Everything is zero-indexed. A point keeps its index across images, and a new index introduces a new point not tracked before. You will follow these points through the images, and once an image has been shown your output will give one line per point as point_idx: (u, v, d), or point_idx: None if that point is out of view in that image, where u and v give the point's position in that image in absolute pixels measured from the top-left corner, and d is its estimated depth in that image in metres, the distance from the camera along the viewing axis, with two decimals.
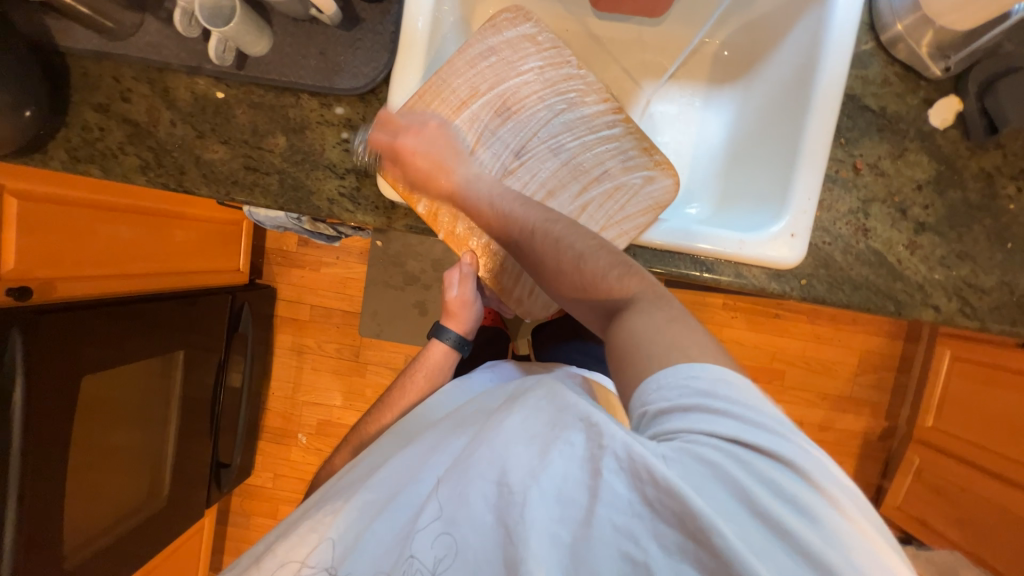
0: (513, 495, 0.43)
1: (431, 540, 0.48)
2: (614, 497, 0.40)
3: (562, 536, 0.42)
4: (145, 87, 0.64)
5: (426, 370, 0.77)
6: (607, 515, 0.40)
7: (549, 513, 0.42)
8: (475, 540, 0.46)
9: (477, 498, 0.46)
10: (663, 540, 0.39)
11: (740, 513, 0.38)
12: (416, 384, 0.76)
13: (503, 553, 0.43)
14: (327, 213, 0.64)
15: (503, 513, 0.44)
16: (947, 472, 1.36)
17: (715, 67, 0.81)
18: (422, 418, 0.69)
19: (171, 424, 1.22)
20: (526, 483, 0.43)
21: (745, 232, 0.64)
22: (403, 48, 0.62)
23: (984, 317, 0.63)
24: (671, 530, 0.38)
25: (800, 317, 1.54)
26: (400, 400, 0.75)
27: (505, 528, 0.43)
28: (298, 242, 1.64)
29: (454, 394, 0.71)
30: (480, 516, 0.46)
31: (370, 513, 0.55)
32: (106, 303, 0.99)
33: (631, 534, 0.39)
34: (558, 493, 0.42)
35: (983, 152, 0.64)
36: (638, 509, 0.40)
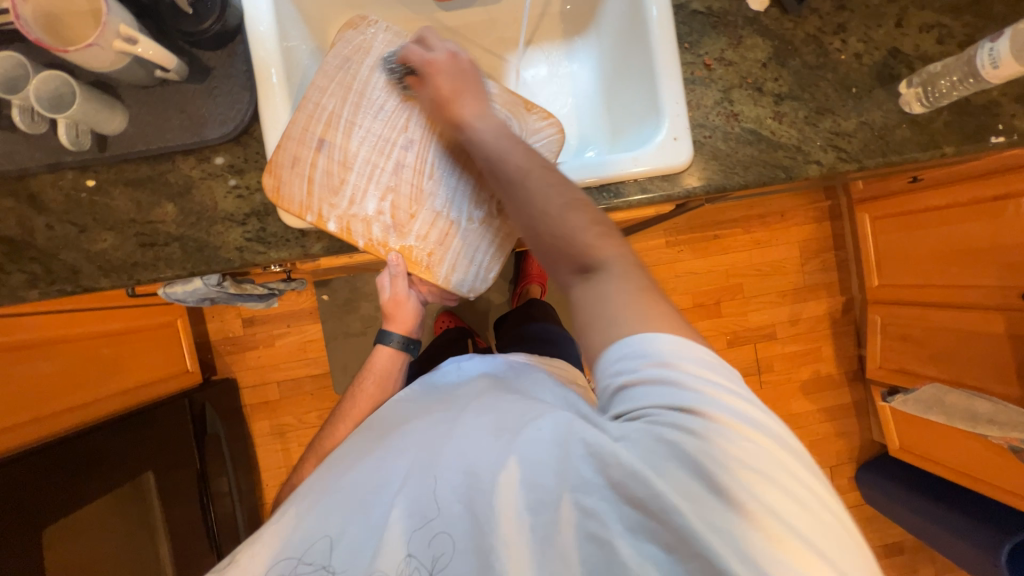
0: (488, 483, 0.45)
1: (418, 539, 0.46)
2: (581, 482, 0.42)
3: (529, 521, 0.43)
4: (8, 200, 0.61)
5: (374, 376, 0.75)
6: (572, 497, 0.42)
7: (523, 502, 0.44)
8: (453, 532, 0.46)
9: (452, 491, 0.47)
10: (626, 522, 0.40)
11: (700, 488, 0.38)
12: (368, 392, 0.74)
13: (477, 542, 0.44)
14: (240, 263, 0.63)
15: (480, 504, 0.45)
16: (905, 319, 1.46)
17: (565, 22, 0.87)
18: (387, 416, 0.63)
19: (167, 558, 1.13)
20: (502, 471, 0.45)
21: (636, 151, 0.68)
22: (261, 82, 0.63)
23: (859, 157, 0.70)
24: (633, 512, 0.40)
25: (737, 230, 1.64)
26: (353, 408, 0.72)
27: (479, 519, 0.45)
28: (244, 324, 1.58)
29: (422, 393, 0.66)
30: (455, 508, 0.47)
31: (350, 507, 0.50)
32: (52, 443, 0.93)
33: (597, 517, 0.41)
34: (529, 481, 0.44)
35: (803, 20, 0.71)
36: (604, 494, 0.41)
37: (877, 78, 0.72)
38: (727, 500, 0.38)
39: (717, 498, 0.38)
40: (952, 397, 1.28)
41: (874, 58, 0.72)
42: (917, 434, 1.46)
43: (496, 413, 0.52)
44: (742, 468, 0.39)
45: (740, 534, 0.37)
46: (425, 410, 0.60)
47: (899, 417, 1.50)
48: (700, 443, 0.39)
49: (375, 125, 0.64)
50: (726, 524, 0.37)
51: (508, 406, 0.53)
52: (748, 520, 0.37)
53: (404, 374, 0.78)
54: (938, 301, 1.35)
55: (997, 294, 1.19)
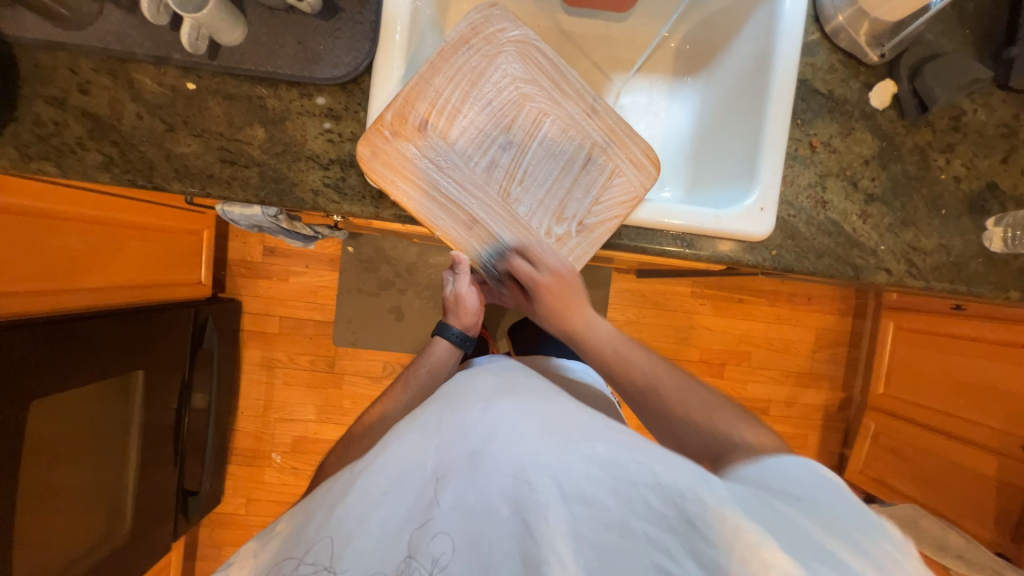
0: (538, 495, 0.45)
1: (440, 536, 0.46)
2: (647, 509, 0.43)
3: (588, 539, 0.43)
4: (106, 79, 0.60)
5: (426, 366, 0.75)
6: (641, 525, 0.43)
7: (576, 517, 0.44)
8: (496, 534, 0.45)
9: (501, 491, 0.46)
10: (699, 557, 0.41)
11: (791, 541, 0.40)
12: (417, 378, 0.74)
13: (527, 550, 0.43)
14: (311, 205, 0.63)
15: (527, 514, 0.44)
16: (899, 434, 1.48)
17: (678, 60, 0.86)
18: (449, 395, 0.60)
19: (131, 454, 1.13)
20: (552, 484, 0.45)
21: (720, 208, 0.68)
22: (383, 41, 0.62)
23: (928, 277, 0.71)
24: (710, 548, 0.40)
25: (762, 300, 1.64)
26: (403, 394, 0.72)
27: (530, 525, 0.44)
28: (263, 252, 1.57)
29: (467, 379, 0.64)
30: (503, 510, 0.46)
31: (380, 494, 0.48)
32: (55, 319, 0.92)
33: (664, 548, 0.42)
34: (584, 497, 0.44)
35: (916, 130, 0.71)
36: (673, 525, 0.42)
37: (968, 206, 0.72)
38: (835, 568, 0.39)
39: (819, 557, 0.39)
40: (927, 522, 1.30)
41: (972, 186, 0.72)
42: None
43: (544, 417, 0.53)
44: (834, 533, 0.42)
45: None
46: (469, 400, 0.57)
47: None
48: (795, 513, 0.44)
49: (478, 116, 0.64)
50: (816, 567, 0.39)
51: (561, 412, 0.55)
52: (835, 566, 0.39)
53: (455, 369, 0.77)
54: (938, 426, 1.36)
55: (999, 438, 1.20)
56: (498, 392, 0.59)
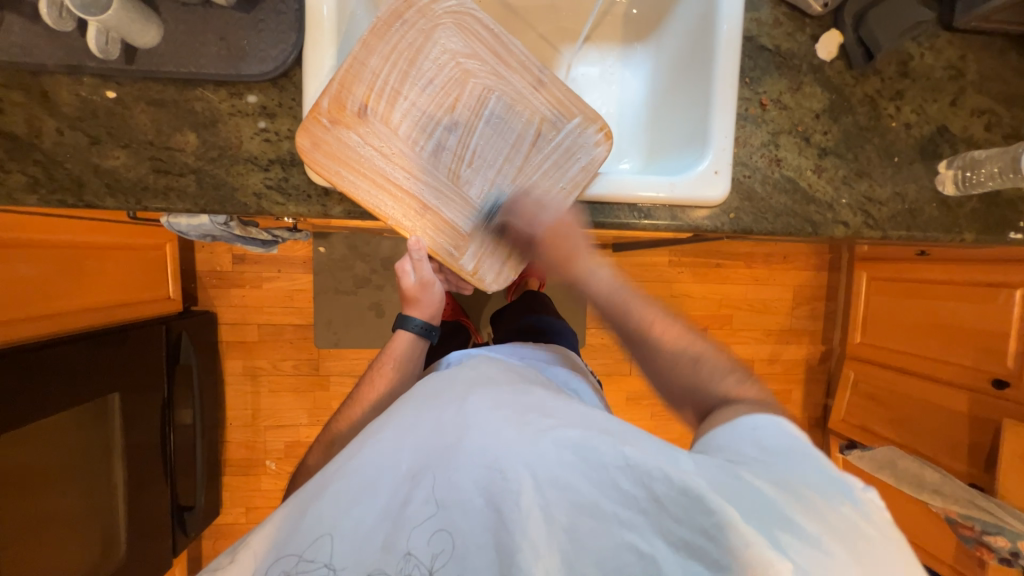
0: (511, 483, 0.46)
1: (428, 534, 0.46)
2: (619, 491, 0.44)
3: (562, 522, 0.44)
4: (18, 94, 0.57)
5: (393, 362, 0.75)
6: (613, 506, 0.44)
7: (548, 501, 0.45)
8: (469, 526, 0.46)
9: (474, 483, 0.47)
10: (670, 536, 0.42)
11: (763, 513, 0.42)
12: (385, 376, 0.73)
13: (501, 540, 0.44)
14: (256, 209, 0.61)
15: (500, 502, 0.45)
16: (877, 381, 1.52)
17: (627, 26, 0.84)
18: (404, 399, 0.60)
19: (118, 477, 1.11)
20: (525, 470, 0.46)
21: (675, 176, 0.68)
22: (310, 30, 0.60)
23: (885, 226, 0.71)
24: (680, 527, 0.42)
25: (739, 263, 1.66)
26: (370, 391, 0.72)
27: (503, 514, 0.45)
28: (232, 260, 1.54)
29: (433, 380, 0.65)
30: (477, 502, 0.46)
31: (355, 495, 0.48)
32: (15, 349, 0.89)
33: (634, 527, 0.43)
34: (556, 482, 0.45)
35: (865, 79, 0.71)
36: (644, 505, 0.44)
37: (919, 152, 0.72)
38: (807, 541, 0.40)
39: (780, 524, 0.41)
40: (904, 462, 1.34)
41: (923, 131, 0.72)
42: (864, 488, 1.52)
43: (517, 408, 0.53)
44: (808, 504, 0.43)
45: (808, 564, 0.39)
46: (436, 396, 0.58)
47: (850, 469, 1.58)
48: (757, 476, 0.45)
49: (420, 98, 0.62)
50: (778, 535, 0.40)
51: (532, 400, 0.55)
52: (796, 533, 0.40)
53: (422, 360, 0.77)
54: (912, 370, 1.40)
55: (967, 375, 1.25)
56: (472, 385, 0.58)
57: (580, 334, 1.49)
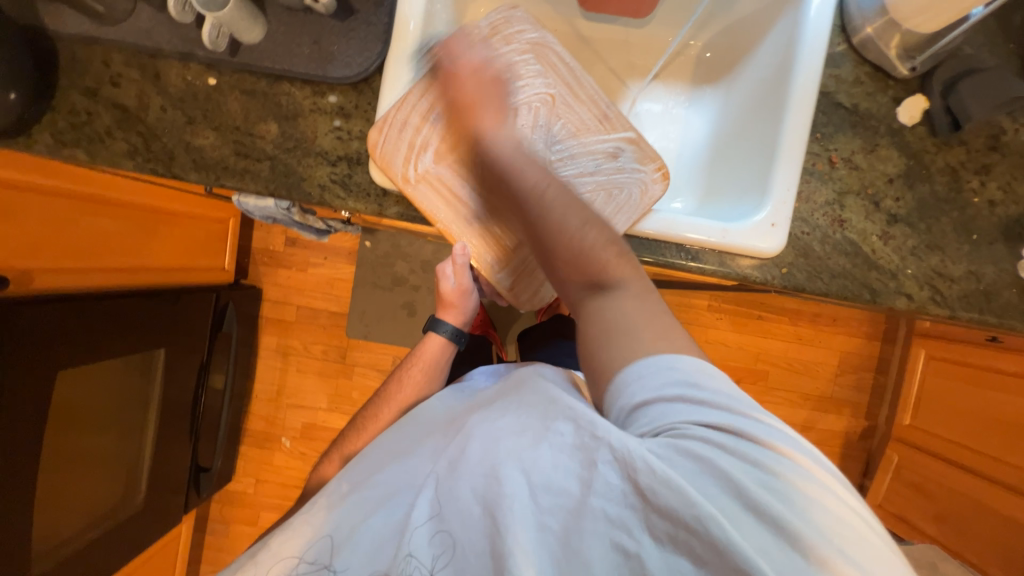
0: (504, 487, 0.45)
1: (428, 536, 0.49)
2: (606, 487, 0.41)
3: (554, 529, 0.43)
4: (135, 72, 0.64)
5: (422, 364, 0.77)
6: (601, 505, 0.41)
7: (540, 507, 0.44)
8: (469, 533, 0.47)
9: (472, 490, 0.48)
10: (654, 531, 0.39)
11: (726, 501, 0.38)
12: (413, 378, 0.76)
13: (495, 545, 0.44)
14: (318, 200, 0.64)
15: (495, 505, 0.45)
16: (924, 470, 1.39)
17: (698, 68, 0.84)
18: (422, 416, 0.67)
19: (149, 428, 1.18)
20: (519, 475, 0.45)
21: (728, 222, 0.66)
22: (396, 43, 0.63)
23: (954, 305, 0.66)
24: (663, 521, 0.39)
25: (783, 319, 1.58)
26: (400, 392, 0.75)
27: (497, 519, 0.44)
28: (285, 243, 1.63)
29: (455, 392, 0.70)
30: (475, 509, 0.47)
31: (370, 506, 0.56)
32: (88, 297, 0.98)
33: (624, 526, 0.40)
34: (549, 486, 0.44)
35: (948, 149, 0.67)
36: (632, 501, 0.40)
37: (1003, 233, 0.67)
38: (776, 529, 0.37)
39: (778, 540, 0.36)
40: (948, 566, 1.23)
41: (1009, 211, 0.67)
42: None
43: (519, 411, 0.52)
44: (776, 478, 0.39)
45: (784, 555, 0.36)
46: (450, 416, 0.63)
47: None
48: (748, 473, 0.38)
49: (491, 117, 0.65)
50: (776, 552, 0.36)
51: (536, 397, 0.53)
52: (802, 553, 0.36)
53: (450, 367, 0.79)
54: (966, 465, 1.27)
55: None
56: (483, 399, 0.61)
57: None
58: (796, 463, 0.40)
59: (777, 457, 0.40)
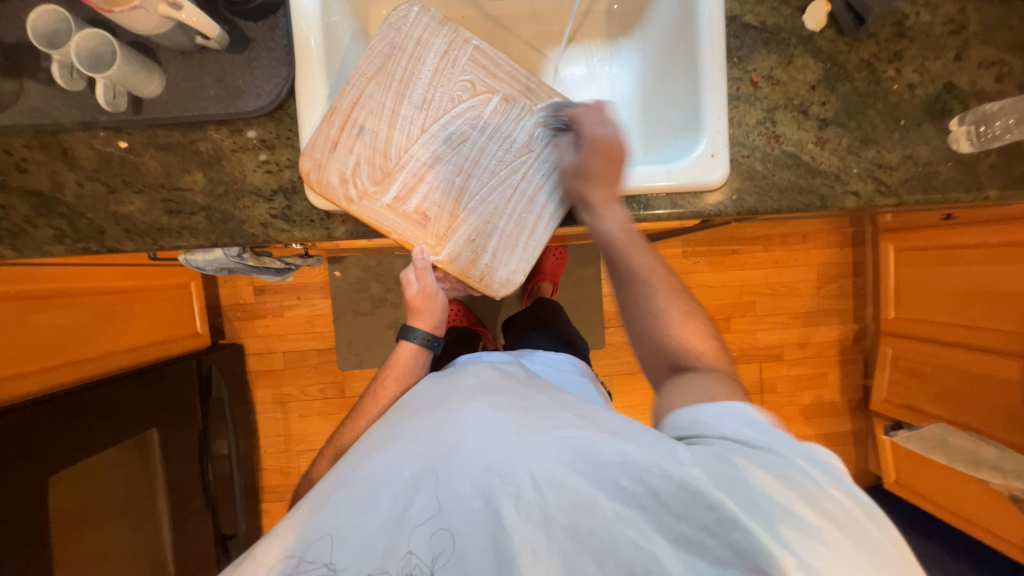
0: (510, 484, 0.45)
1: (428, 534, 0.47)
2: (619, 491, 0.43)
3: (560, 522, 0.44)
4: (41, 154, 0.61)
5: (396, 373, 0.76)
6: (611, 505, 0.43)
7: (546, 503, 0.45)
8: (471, 530, 0.46)
9: (475, 488, 0.47)
10: (670, 533, 0.42)
11: (756, 505, 0.40)
12: (389, 389, 0.74)
13: (501, 542, 0.44)
14: (263, 239, 0.63)
15: (500, 503, 0.45)
16: (917, 355, 1.45)
17: (610, 22, 0.85)
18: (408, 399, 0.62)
19: (161, 509, 1.16)
20: (523, 472, 0.46)
21: (671, 163, 0.67)
22: (299, 62, 0.62)
23: (899, 192, 0.68)
24: (680, 522, 0.41)
25: (756, 247, 1.61)
26: (375, 404, 0.73)
27: (501, 517, 0.45)
28: (254, 292, 1.59)
29: (434, 377, 0.67)
30: (478, 504, 0.46)
31: (360, 502, 0.49)
32: (61, 394, 0.94)
33: (636, 527, 0.42)
34: (553, 483, 0.45)
35: (859, 44, 0.69)
36: (643, 502, 0.43)
37: (927, 112, 0.69)
38: (802, 529, 0.38)
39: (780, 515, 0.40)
40: (956, 439, 1.26)
41: (928, 90, 0.69)
42: (917, 471, 1.43)
43: (515, 407, 0.54)
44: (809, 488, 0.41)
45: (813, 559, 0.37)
46: (433, 398, 0.60)
47: (897, 452, 1.50)
48: (772, 475, 0.42)
49: (417, 116, 0.64)
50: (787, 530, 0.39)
51: (534, 400, 0.55)
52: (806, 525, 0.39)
53: (426, 370, 0.78)
54: (953, 340, 1.33)
55: (1014, 340, 1.18)
56: (472, 387, 0.59)
57: (598, 334, 1.47)
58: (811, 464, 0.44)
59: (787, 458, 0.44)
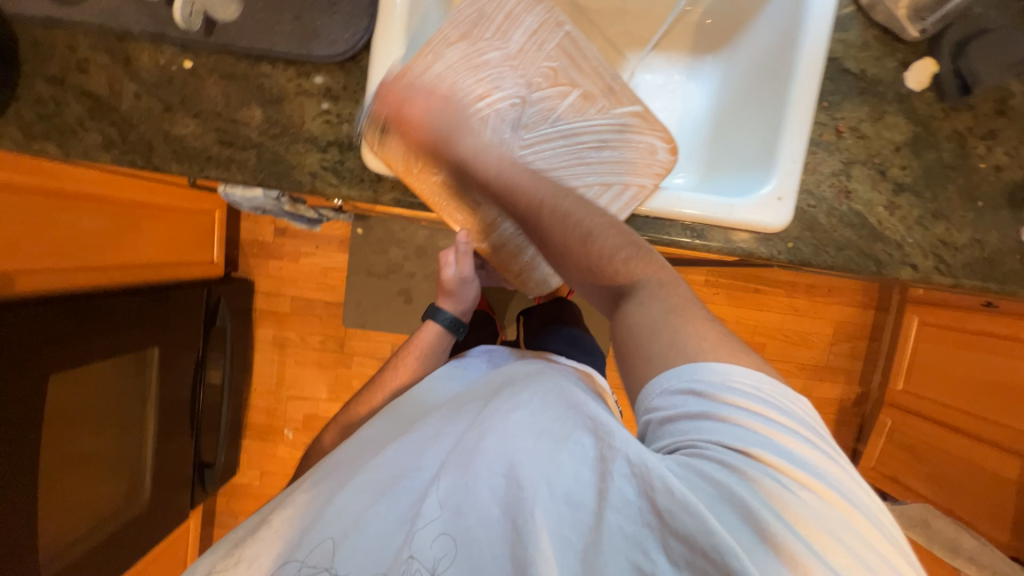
0: (523, 491, 0.44)
1: (431, 539, 0.47)
2: (622, 501, 0.41)
3: (569, 538, 0.42)
4: (103, 57, 0.59)
5: (418, 351, 0.75)
6: (618, 520, 0.40)
7: (558, 514, 0.43)
8: (483, 535, 0.46)
9: (488, 492, 0.47)
10: (672, 555, 0.38)
11: (739, 528, 0.37)
12: (408, 364, 0.74)
13: (513, 551, 0.43)
14: (309, 189, 0.61)
15: (513, 510, 0.44)
16: (916, 431, 1.43)
17: (698, 36, 0.81)
18: (423, 402, 0.66)
19: (149, 426, 1.17)
20: (537, 480, 0.45)
21: (734, 197, 0.64)
22: (381, 14, 0.59)
23: (958, 274, 0.66)
24: (681, 546, 0.38)
25: (780, 291, 1.59)
26: (393, 379, 0.73)
27: (518, 527, 0.43)
28: (274, 232, 1.59)
29: (452, 379, 0.69)
30: (491, 511, 0.46)
31: (370, 497, 0.52)
32: (75, 298, 0.94)
33: (642, 545, 0.39)
34: (569, 497, 0.43)
35: (956, 114, 0.66)
36: (649, 519, 0.40)
37: (1008, 198, 0.66)
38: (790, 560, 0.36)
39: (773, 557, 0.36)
40: (939, 523, 1.26)
41: (1015, 176, 0.66)
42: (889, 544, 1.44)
43: (529, 409, 0.52)
44: (789, 508, 0.38)
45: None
46: (450, 404, 0.62)
47: None
48: (747, 488, 0.38)
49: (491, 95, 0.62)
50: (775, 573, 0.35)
51: (551, 399, 0.53)
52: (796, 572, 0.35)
53: (447, 355, 0.77)
54: (957, 426, 1.31)
55: (1019, 439, 1.16)
56: (488, 391, 0.61)
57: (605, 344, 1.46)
58: (808, 489, 0.39)
59: (784, 482, 0.39)
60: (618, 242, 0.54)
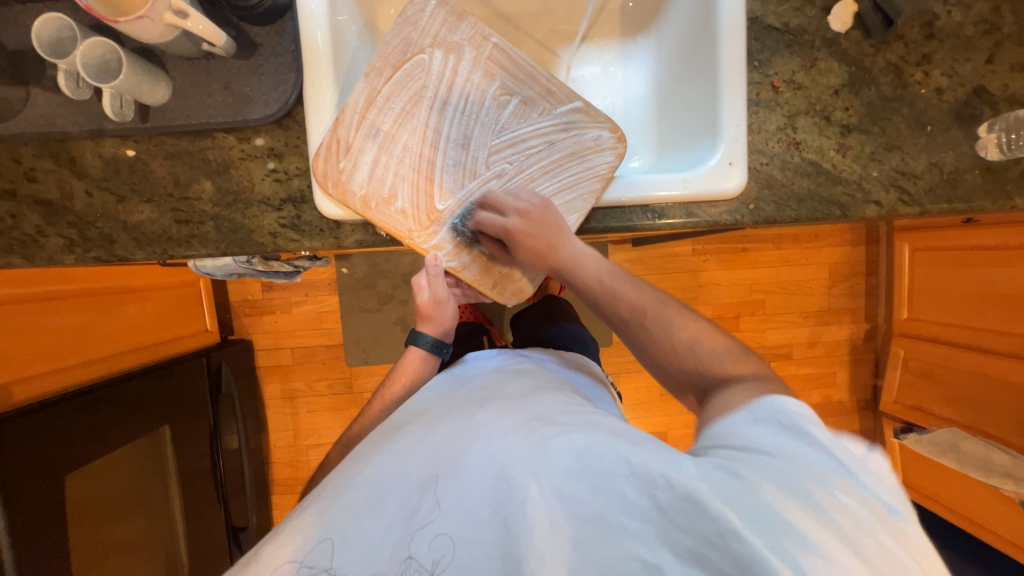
0: (516, 491, 0.45)
1: (429, 539, 0.45)
2: (624, 500, 0.42)
3: (567, 533, 0.43)
4: (49, 162, 0.61)
5: (405, 375, 0.76)
6: (617, 516, 0.42)
7: (553, 511, 0.44)
8: (480, 536, 0.45)
9: (480, 494, 0.46)
10: (676, 546, 0.40)
11: (766, 520, 0.37)
12: (395, 391, 0.75)
13: (507, 550, 0.43)
14: (273, 248, 0.63)
15: (506, 511, 0.45)
16: (930, 357, 1.43)
17: (624, 20, 0.82)
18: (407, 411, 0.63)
19: (174, 503, 1.18)
20: (530, 479, 0.45)
21: (687, 171, 0.65)
22: (308, 65, 0.60)
23: (922, 201, 0.66)
24: (685, 536, 0.39)
25: (768, 246, 1.59)
26: (381, 405, 0.73)
27: (510, 526, 0.44)
28: (262, 289, 1.60)
29: (442, 384, 0.67)
30: (482, 511, 0.46)
31: (366, 504, 0.48)
32: (76, 394, 0.96)
33: (642, 538, 0.41)
34: (561, 492, 0.44)
35: (886, 47, 0.66)
36: (649, 514, 0.41)
37: (955, 117, 0.66)
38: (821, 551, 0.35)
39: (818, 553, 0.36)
40: (968, 444, 1.26)
41: (957, 95, 0.67)
42: (926, 473, 1.43)
43: (522, 412, 0.53)
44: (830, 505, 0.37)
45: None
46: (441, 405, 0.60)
47: (905, 454, 1.49)
48: (783, 489, 0.38)
49: (432, 116, 0.62)
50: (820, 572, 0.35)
51: (541, 405, 0.55)
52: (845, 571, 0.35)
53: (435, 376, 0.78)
54: (968, 343, 1.31)
55: None
56: (478, 396, 0.59)
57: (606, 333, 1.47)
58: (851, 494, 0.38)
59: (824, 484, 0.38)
60: (719, 348, 0.55)
